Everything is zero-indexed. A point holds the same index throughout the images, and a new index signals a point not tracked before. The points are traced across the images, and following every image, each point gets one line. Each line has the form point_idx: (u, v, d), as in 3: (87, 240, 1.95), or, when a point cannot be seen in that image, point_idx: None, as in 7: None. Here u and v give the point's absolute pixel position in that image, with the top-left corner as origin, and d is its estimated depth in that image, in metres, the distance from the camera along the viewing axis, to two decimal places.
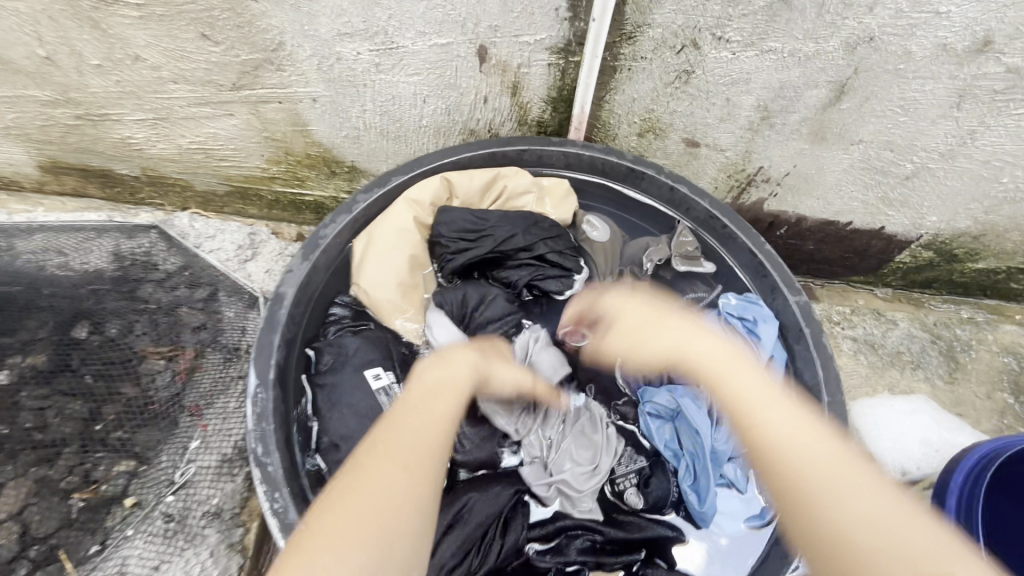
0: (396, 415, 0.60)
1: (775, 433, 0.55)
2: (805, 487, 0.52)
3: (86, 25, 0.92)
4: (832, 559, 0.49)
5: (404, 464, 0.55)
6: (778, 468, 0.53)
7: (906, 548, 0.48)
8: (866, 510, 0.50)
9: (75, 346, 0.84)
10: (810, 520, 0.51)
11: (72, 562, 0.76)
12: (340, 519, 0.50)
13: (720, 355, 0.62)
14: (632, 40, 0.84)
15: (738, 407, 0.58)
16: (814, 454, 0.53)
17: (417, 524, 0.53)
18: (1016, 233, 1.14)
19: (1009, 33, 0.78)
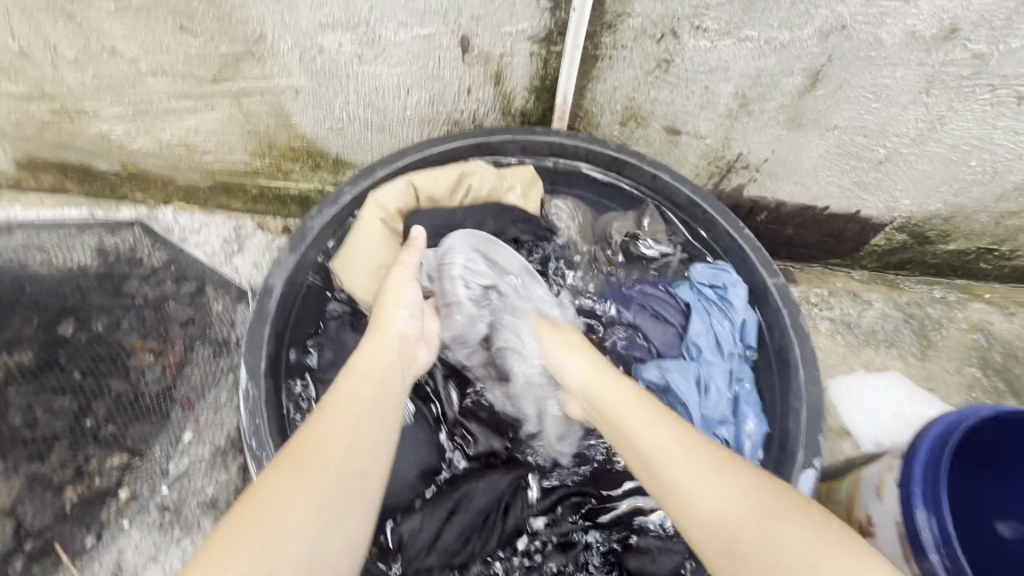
0: (314, 426, 0.57)
1: (658, 434, 0.62)
2: (661, 481, 0.59)
3: (59, 18, 0.91)
4: (721, 539, 0.53)
5: (335, 487, 0.53)
6: (648, 465, 0.61)
7: (741, 525, 0.53)
8: (722, 497, 0.55)
9: (64, 343, 0.86)
10: (680, 511, 0.57)
11: (67, 554, 0.77)
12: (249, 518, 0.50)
13: (615, 397, 0.69)
14: (612, 29, 0.86)
15: (617, 423, 0.67)
16: (689, 456, 0.59)
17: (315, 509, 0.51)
18: (984, 214, 1.18)
19: (974, 20, 0.80)
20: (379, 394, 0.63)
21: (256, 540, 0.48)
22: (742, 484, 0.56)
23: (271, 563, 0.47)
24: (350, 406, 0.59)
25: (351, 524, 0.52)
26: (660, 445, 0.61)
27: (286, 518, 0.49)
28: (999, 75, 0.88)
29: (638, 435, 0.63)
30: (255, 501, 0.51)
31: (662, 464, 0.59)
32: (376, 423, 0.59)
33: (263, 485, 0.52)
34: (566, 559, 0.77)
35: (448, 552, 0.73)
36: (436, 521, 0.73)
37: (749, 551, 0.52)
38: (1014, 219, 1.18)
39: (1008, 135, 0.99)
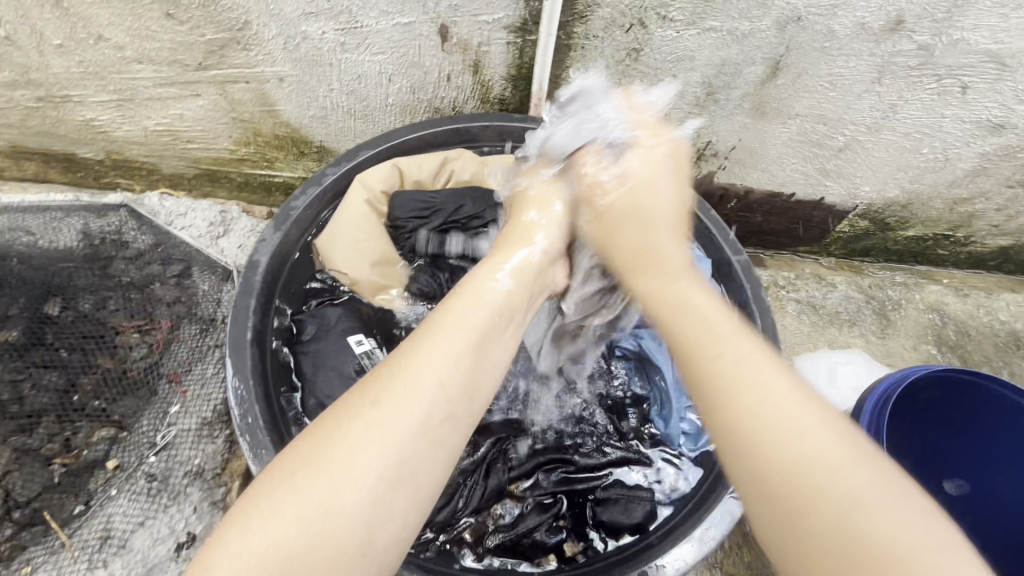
0: (400, 371, 0.54)
1: (731, 365, 0.51)
2: (739, 428, 0.48)
3: (47, 4, 0.93)
4: (784, 502, 0.45)
5: (408, 456, 0.50)
6: (706, 392, 0.51)
7: (832, 484, 0.44)
8: (803, 451, 0.45)
9: (50, 322, 0.88)
10: (743, 464, 0.48)
11: (57, 522, 0.80)
12: (332, 472, 0.48)
13: (708, 325, 0.54)
14: (584, 19, 0.90)
15: (709, 364, 0.52)
16: (776, 394, 0.49)
17: (412, 480, 0.50)
18: (939, 202, 1.24)
19: (917, 12, 0.87)
20: (480, 341, 0.58)
21: (320, 490, 0.47)
22: (834, 445, 0.46)
23: (322, 526, 0.46)
24: (445, 358, 0.56)
25: (414, 497, 0.50)
26: (734, 381, 0.50)
27: (350, 476, 0.48)
28: (943, 66, 0.95)
29: (708, 361, 0.52)
30: (327, 445, 0.50)
31: (728, 391, 0.50)
32: (467, 388, 0.56)
33: (340, 428, 0.51)
34: (545, 517, 0.76)
35: (430, 509, 0.73)
36: None
37: (824, 528, 0.43)
38: (967, 205, 1.24)
39: (955, 124, 1.05)
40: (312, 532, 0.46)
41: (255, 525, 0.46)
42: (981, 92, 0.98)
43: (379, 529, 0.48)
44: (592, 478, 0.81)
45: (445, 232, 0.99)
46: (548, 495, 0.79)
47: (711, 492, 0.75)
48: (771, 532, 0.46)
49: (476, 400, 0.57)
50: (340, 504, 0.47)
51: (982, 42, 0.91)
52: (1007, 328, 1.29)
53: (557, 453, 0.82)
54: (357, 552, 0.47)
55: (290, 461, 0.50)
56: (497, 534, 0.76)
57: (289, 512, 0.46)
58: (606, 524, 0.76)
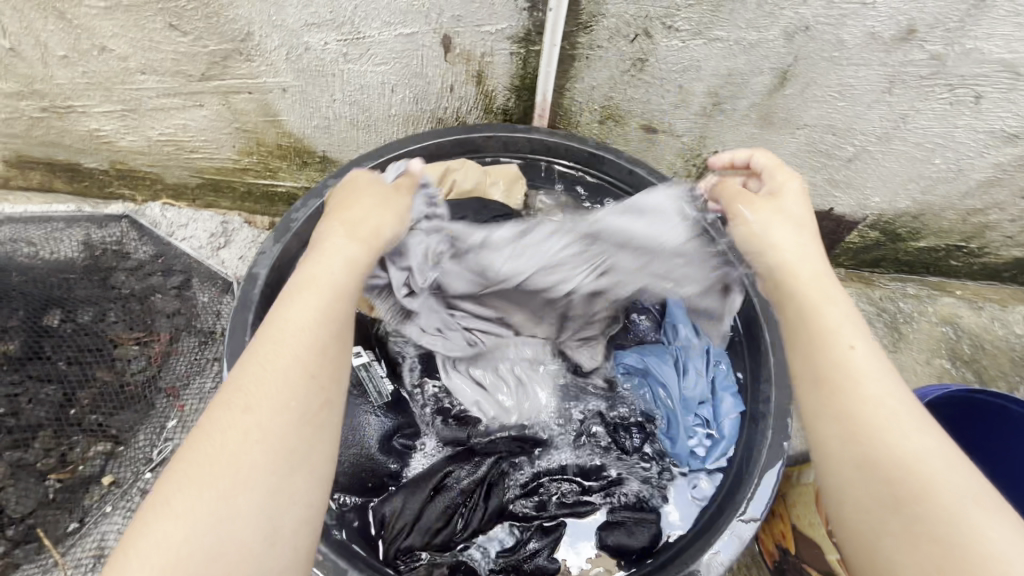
0: (264, 368, 0.51)
1: (863, 361, 0.52)
2: (868, 421, 0.49)
3: (51, 16, 0.93)
4: (892, 489, 0.46)
5: (293, 444, 0.49)
6: (830, 378, 0.52)
7: (938, 490, 0.45)
8: (915, 448, 0.47)
9: (48, 333, 0.86)
10: (851, 446, 0.49)
11: (51, 540, 0.80)
12: (206, 474, 0.46)
13: (836, 320, 0.55)
14: (588, 29, 0.89)
15: (834, 356, 0.53)
16: (898, 396, 0.50)
17: (299, 451, 0.50)
18: (952, 212, 1.21)
19: (929, 22, 0.85)
20: (340, 326, 0.56)
21: (205, 500, 0.45)
22: (939, 455, 0.47)
23: (220, 526, 0.44)
24: (303, 345, 0.53)
25: (311, 479, 0.50)
26: (853, 371, 0.52)
27: (238, 480, 0.46)
28: (956, 75, 0.93)
29: (829, 352, 0.53)
30: (196, 460, 0.47)
31: (855, 380, 0.51)
32: (337, 371, 0.54)
33: (210, 440, 0.48)
34: (547, 542, 0.75)
35: (429, 532, 0.72)
36: (417, 502, 0.73)
37: (929, 519, 0.44)
38: (981, 216, 1.22)
39: (968, 134, 1.03)
40: (205, 545, 0.43)
41: (135, 556, 0.42)
42: (996, 102, 0.96)
43: (281, 514, 0.47)
44: (595, 500, 0.79)
45: None
46: (551, 518, 0.77)
47: (720, 517, 0.73)
48: (858, 515, 0.48)
49: (347, 381, 0.56)
50: (229, 500, 0.45)
51: (996, 51, 0.89)
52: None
53: (559, 474, 0.80)
54: (263, 546, 0.46)
55: (165, 482, 0.46)
56: (496, 559, 0.74)
57: (172, 530, 0.43)
58: (612, 548, 0.74)
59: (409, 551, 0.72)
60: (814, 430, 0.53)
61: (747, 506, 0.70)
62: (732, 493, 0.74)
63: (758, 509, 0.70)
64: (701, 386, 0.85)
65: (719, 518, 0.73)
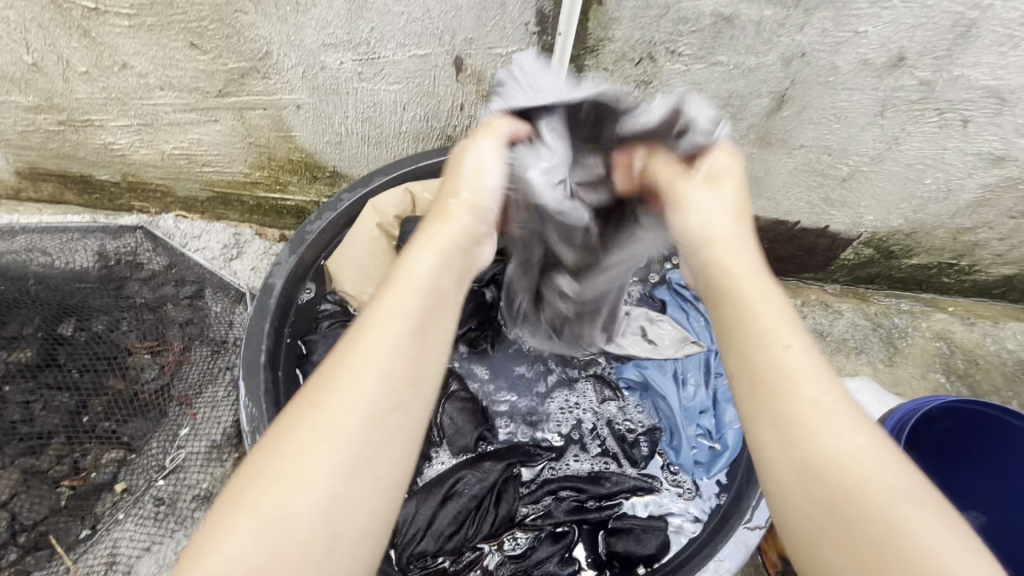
0: (339, 367, 0.47)
1: (801, 360, 0.49)
2: (814, 422, 0.46)
3: (75, 33, 0.97)
4: (829, 494, 0.44)
5: (359, 448, 0.44)
6: (769, 385, 0.48)
7: (870, 488, 0.43)
8: (852, 448, 0.45)
9: (63, 342, 0.88)
10: (790, 450, 0.46)
11: (62, 547, 0.80)
12: (265, 469, 0.44)
13: (774, 318, 0.51)
14: (595, 52, 0.93)
15: (771, 358, 0.49)
16: (836, 398, 0.47)
17: (375, 449, 0.45)
18: (943, 231, 1.25)
19: (918, 50, 0.90)
20: (417, 327, 0.49)
21: (269, 498, 0.42)
22: (873, 455, 0.45)
23: (282, 529, 0.41)
24: (382, 344, 0.48)
25: (378, 486, 0.44)
26: (794, 371, 0.48)
27: (299, 480, 0.43)
28: (944, 101, 0.97)
29: (767, 355, 0.49)
30: (262, 454, 0.45)
31: (794, 383, 0.48)
32: (413, 369, 0.48)
33: (276, 437, 0.45)
34: (557, 548, 0.75)
35: (441, 537, 0.72)
36: (429, 507, 0.74)
37: (862, 521, 0.42)
38: (970, 235, 1.26)
39: (957, 155, 1.07)
40: (266, 541, 0.41)
41: (207, 552, 0.41)
42: (982, 126, 1.01)
43: (343, 523, 0.42)
44: (604, 508, 0.79)
45: None
46: (560, 525, 0.77)
47: (725, 525, 0.74)
48: (803, 521, 0.45)
49: (428, 364, 0.49)
50: (287, 499, 0.42)
51: (982, 79, 0.93)
52: (1014, 357, 1.29)
53: (569, 481, 0.80)
54: (323, 553, 0.41)
55: (238, 473, 0.45)
56: (505, 566, 0.75)
57: (241, 528, 0.41)
58: (620, 555, 0.74)
59: (422, 557, 0.72)
60: (751, 432, 0.49)
61: (752, 514, 0.71)
62: (738, 500, 0.75)
63: (763, 517, 0.71)
64: (700, 397, 0.87)
65: (723, 527, 0.73)
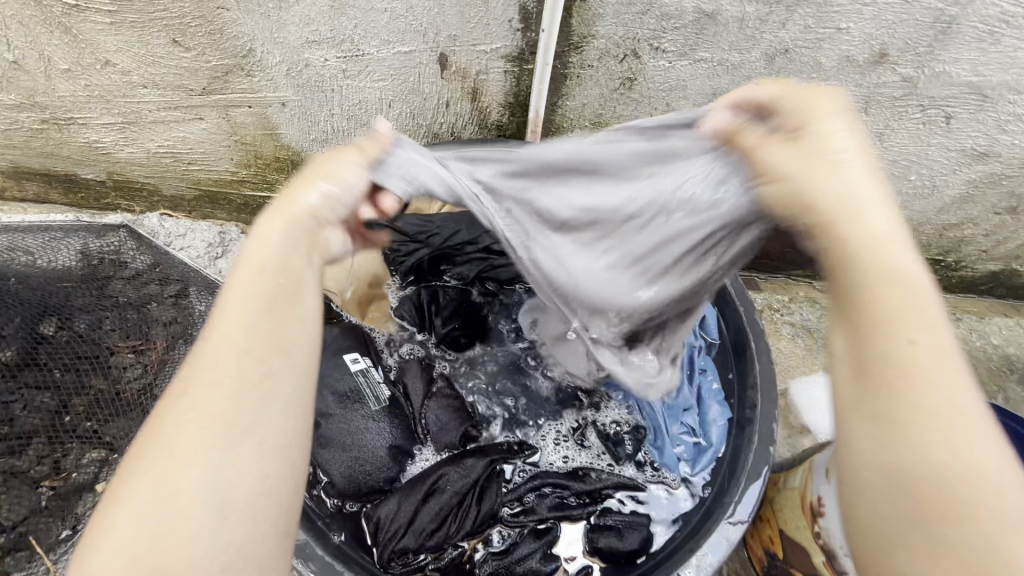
0: (194, 355, 0.44)
1: (929, 353, 0.37)
2: (937, 422, 0.36)
3: (56, 30, 0.96)
4: (927, 506, 0.35)
5: (231, 420, 0.41)
6: (879, 371, 0.37)
7: (989, 504, 0.34)
8: (989, 463, 0.35)
9: (44, 341, 0.86)
10: (892, 454, 0.36)
11: (42, 547, 0.81)
12: (133, 461, 0.41)
13: (907, 281, 0.39)
14: (579, 49, 0.93)
15: (892, 337, 0.38)
16: (958, 394, 0.36)
17: (244, 419, 0.41)
18: (929, 227, 1.26)
19: (900, 46, 0.90)
20: (274, 302, 0.45)
21: (150, 493, 0.39)
22: (994, 466, 0.35)
23: (161, 511, 0.38)
24: (235, 320, 0.44)
25: (264, 450, 0.41)
26: (943, 361, 0.37)
27: (170, 465, 0.39)
28: (927, 97, 0.98)
29: (890, 332, 0.38)
30: (134, 454, 0.41)
31: (909, 375, 0.37)
32: (280, 335, 0.45)
33: (147, 439, 0.41)
34: (539, 545, 0.75)
35: (423, 534, 0.72)
36: (410, 505, 0.74)
37: (973, 543, 0.33)
38: (957, 231, 1.26)
39: (941, 152, 1.08)
40: (150, 538, 0.37)
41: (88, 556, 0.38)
42: (965, 122, 1.01)
43: (232, 493, 0.39)
44: (587, 504, 0.79)
45: (439, 258, 1.00)
46: (544, 522, 0.77)
47: (707, 519, 0.74)
48: (880, 525, 0.37)
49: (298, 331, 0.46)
50: (163, 483, 0.39)
51: (963, 75, 0.94)
52: (1000, 352, 1.30)
53: (552, 477, 0.80)
54: (215, 523, 0.38)
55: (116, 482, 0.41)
56: (487, 563, 0.74)
57: (122, 531, 0.38)
58: (602, 551, 0.75)
59: (403, 554, 0.72)
60: (844, 422, 0.39)
61: (735, 509, 0.72)
62: (720, 494, 0.76)
63: (747, 510, 0.71)
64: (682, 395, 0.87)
65: (705, 522, 0.74)
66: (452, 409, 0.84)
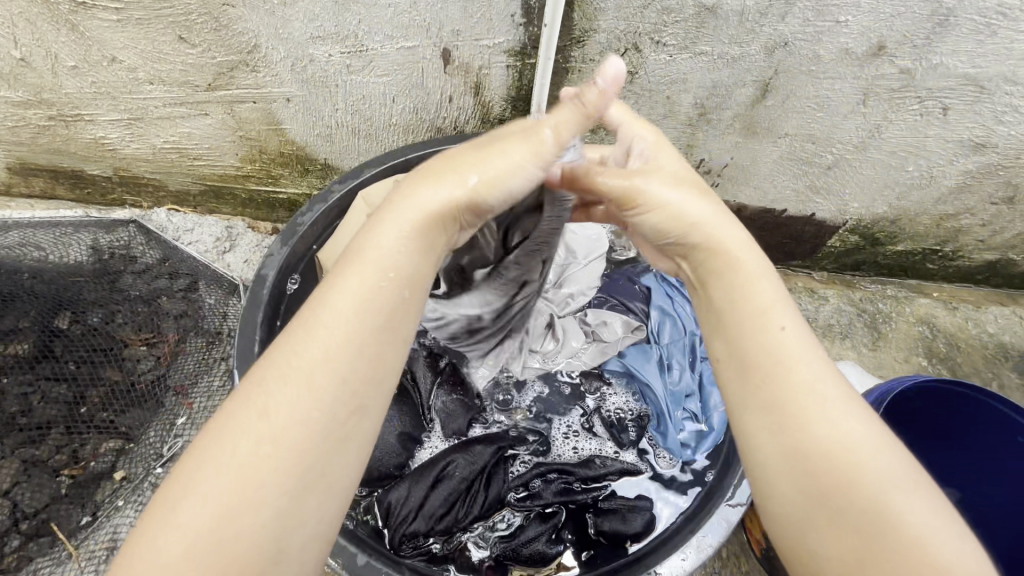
0: (278, 371, 0.47)
1: (793, 343, 0.50)
2: (810, 404, 0.47)
3: (62, 28, 0.97)
4: (818, 480, 0.45)
5: (307, 458, 0.44)
6: (759, 367, 0.49)
7: (866, 476, 0.44)
8: (850, 437, 0.46)
9: (59, 335, 0.89)
10: (780, 440, 0.47)
11: (63, 532, 0.84)
12: (203, 471, 0.43)
13: (771, 300, 0.52)
14: (580, 43, 0.94)
15: (772, 339, 0.50)
16: (824, 387, 0.48)
17: (319, 454, 0.45)
18: (927, 217, 1.27)
19: (898, 38, 0.91)
20: (373, 333, 0.49)
21: (209, 506, 0.42)
22: (874, 444, 0.46)
23: (224, 536, 0.41)
24: (322, 345, 0.47)
25: (329, 492, 0.45)
26: (783, 355, 0.49)
27: (247, 490, 0.43)
28: (924, 89, 0.99)
29: (766, 336, 0.50)
30: (201, 460, 0.44)
31: (787, 368, 0.48)
32: (369, 374, 0.48)
33: (224, 427, 0.45)
34: (545, 528, 0.77)
35: (432, 518, 0.75)
36: (420, 490, 0.76)
37: (855, 509, 0.44)
38: (953, 221, 1.28)
39: (938, 143, 1.09)
40: (215, 553, 0.41)
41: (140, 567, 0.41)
42: (962, 113, 1.02)
43: (291, 530, 0.43)
44: (591, 488, 0.82)
45: None
46: (549, 506, 0.80)
47: (708, 502, 0.76)
48: (785, 501, 0.47)
49: (383, 370, 0.49)
50: (229, 510, 0.42)
51: (960, 66, 0.95)
52: (995, 340, 1.32)
53: (558, 463, 0.83)
54: (269, 560, 0.42)
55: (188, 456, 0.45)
56: (495, 544, 0.77)
57: (175, 541, 0.41)
58: (606, 534, 0.77)
59: (414, 537, 0.74)
60: (743, 422, 0.50)
61: (734, 492, 0.74)
62: (722, 477, 0.78)
63: (745, 494, 0.73)
64: (685, 380, 0.90)
65: (706, 504, 0.76)
66: (461, 398, 0.87)
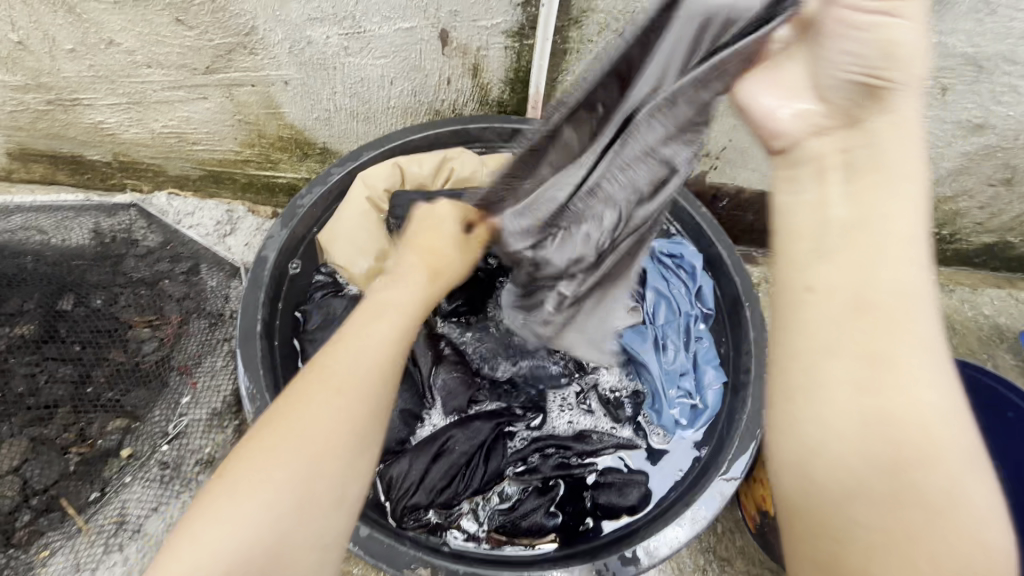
0: (334, 365, 0.56)
1: (916, 293, 0.43)
2: (913, 367, 0.42)
3: (60, 10, 0.96)
4: (893, 452, 0.41)
5: (363, 433, 0.55)
6: (873, 309, 0.43)
7: (943, 455, 0.40)
8: (939, 410, 0.41)
9: (63, 316, 0.90)
10: (863, 397, 0.42)
11: (73, 509, 0.86)
12: (278, 448, 0.51)
13: (905, 232, 0.44)
14: (578, 24, 0.94)
15: (895, 278, 0.43)
16: (932, 354, 0.42)
17: (368, 430, 0.55)
18: None
19: None
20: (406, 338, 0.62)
21: (282, 474, 0.50)
22: (955, 421, 0.42)
23: (297, 496, 0.50)
24: (369, 347, 0.58)
25: (373, 461, 0.55)
26: (915, 293, 0.43)
27: (314, 461, 0.51)
28: None
29: (889, 274, 0.43)
30: (276, 437, 0.52)
31: (900, 320, 0.43)
32: (404, 370, 0.60)
33: (282, 430, 0.52)
34: (543, 501, 0.80)
35: (433, 491, 0.77)
36: (420, 464, 0.78)
37: (925, 488, 0.40)
38: (950, 204, 1.29)
39: (936, 124, 1.09)
40: (290, 508, 0.50)
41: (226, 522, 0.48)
42: (961, 93, 1.02)
43: (347, 489, 0.53)
44: (588, 462, 0.84)
45: None
46: (547, 480, 0.82)
47: (703, 476, 0.78)
48: (839, 462, 0.42)
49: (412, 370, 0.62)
50: (298, 478, 0.50)
51: (959, 46, 0.95)
52: (990, 321, 1.33)
53: (555, 439, 0.84)
54: (331, 514, 0.52)
55: (231, 464, 0.51)
56: (495, 517, 0.79)
57: (258, 503, 0.49)
58: (602, 506, 0.79)
59: (415, 510, 0.76)
60: (818, 369, 0.44)
61: (729, 466, 0.76)
62: (716, 454, 0.80)
63: (739, 468, 0.75)
64: (681, 360, 0.90)
65: (701, 479, 0.78)
66: (460, 376, 0.88)
